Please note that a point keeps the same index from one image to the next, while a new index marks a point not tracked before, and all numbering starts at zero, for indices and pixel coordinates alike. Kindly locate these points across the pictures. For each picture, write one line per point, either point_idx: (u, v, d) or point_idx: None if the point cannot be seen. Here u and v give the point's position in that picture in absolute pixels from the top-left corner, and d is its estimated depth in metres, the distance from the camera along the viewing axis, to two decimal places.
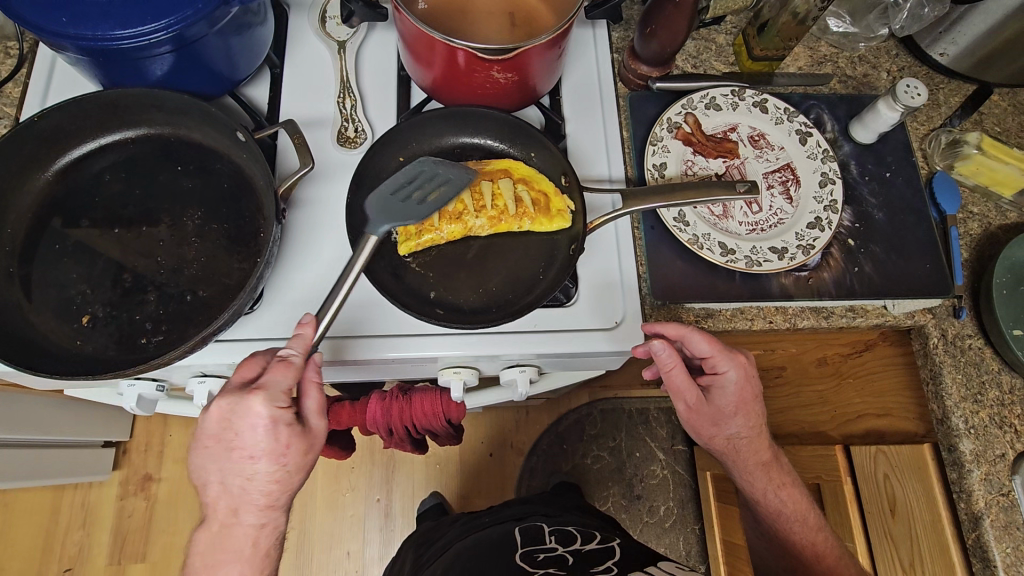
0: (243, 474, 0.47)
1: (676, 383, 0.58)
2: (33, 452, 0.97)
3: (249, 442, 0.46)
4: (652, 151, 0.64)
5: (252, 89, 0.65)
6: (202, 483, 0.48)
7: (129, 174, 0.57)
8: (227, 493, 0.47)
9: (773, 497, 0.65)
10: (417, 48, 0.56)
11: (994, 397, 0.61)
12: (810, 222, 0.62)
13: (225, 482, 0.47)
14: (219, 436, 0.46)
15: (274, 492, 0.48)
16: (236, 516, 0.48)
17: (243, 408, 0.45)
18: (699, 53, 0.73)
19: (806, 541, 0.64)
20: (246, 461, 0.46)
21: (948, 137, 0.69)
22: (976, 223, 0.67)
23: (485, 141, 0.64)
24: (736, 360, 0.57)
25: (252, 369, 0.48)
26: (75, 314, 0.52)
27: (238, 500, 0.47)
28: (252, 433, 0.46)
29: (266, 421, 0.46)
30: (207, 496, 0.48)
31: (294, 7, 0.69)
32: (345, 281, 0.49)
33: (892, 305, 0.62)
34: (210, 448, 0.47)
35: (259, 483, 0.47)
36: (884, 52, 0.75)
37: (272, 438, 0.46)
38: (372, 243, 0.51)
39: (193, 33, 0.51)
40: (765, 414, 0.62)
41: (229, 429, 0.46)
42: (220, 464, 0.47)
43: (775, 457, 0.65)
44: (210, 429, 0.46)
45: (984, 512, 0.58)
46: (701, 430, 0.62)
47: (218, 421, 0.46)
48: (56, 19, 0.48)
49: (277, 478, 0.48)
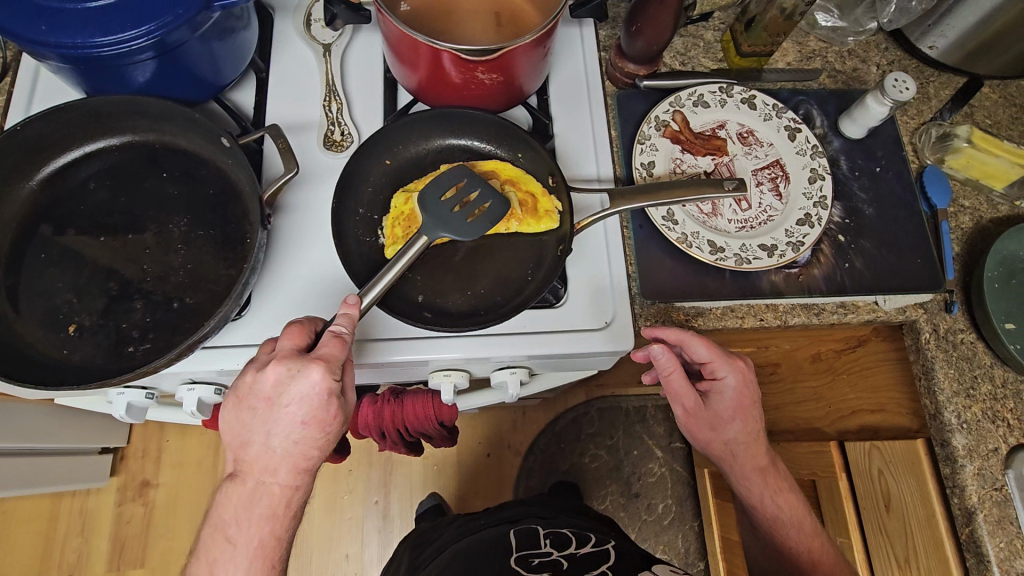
0: (291, 437, 0.47)
1: (676, 389, 0.58)
2: (28, 460, 0.97)
3: (301, 408, 0.46)
4: (640, 150, 0.64)
5: (237, 93, 0.65)
6: (242, 441, 0.48)
7: (114, 182, 0.57)
8: (270, 455, 0.47)
9: (770, 502, 0.65)
10: (401, 50, 0.55)
11: (987, 391, 0.61)
12: (800, 218, 0.62)
13: (269, 444, 0.47)
14: (271, 399, 0.46)
15: (315, 457, 0.49)
16: (274, 476, 0.48)
17: (301, 375, 0.46)
18: (687, 50, 0.73)
19: (804, 547, 0.64)
20: (295, 425, 0.47)
21: (937, 131, 0.69)
22: (968, 217, 0.67)
23: (471, 142, 0.64)
24: (734, 366, 0.57)
25: (299, 338, 0.49)
26: (62, 323, 0.52)
27: (280, 461, 0.48)
28: (306, 399, 0.46)
29: (321, 390, 0.46)
30: (247, 455, 0.48)
31: (279, 11, 0.68)
32: (389, 270, 0.51)
33: (883, 300, 0.62)
34: (258, 410, 0.47)
35: (304, 448, 0.48)
36: (873, 46, 0.74)
37: (325, 406, 0.47)
38: (423, 245, 0.53)
39: (175, 38, 0.51)
40: (762, 419, 0.62)
41: (284, 394, 0.46)
42: (268, 426, 0.47)
43: (773, 462, 0.64)
44: (262, 390, 0.46)
45: (977, 506, 0.58)
46: (698, 434, 0.62)
47: (272, 385, 0.46)
48: (35, 27, 0.48)
49: (318, 445, 0.48)
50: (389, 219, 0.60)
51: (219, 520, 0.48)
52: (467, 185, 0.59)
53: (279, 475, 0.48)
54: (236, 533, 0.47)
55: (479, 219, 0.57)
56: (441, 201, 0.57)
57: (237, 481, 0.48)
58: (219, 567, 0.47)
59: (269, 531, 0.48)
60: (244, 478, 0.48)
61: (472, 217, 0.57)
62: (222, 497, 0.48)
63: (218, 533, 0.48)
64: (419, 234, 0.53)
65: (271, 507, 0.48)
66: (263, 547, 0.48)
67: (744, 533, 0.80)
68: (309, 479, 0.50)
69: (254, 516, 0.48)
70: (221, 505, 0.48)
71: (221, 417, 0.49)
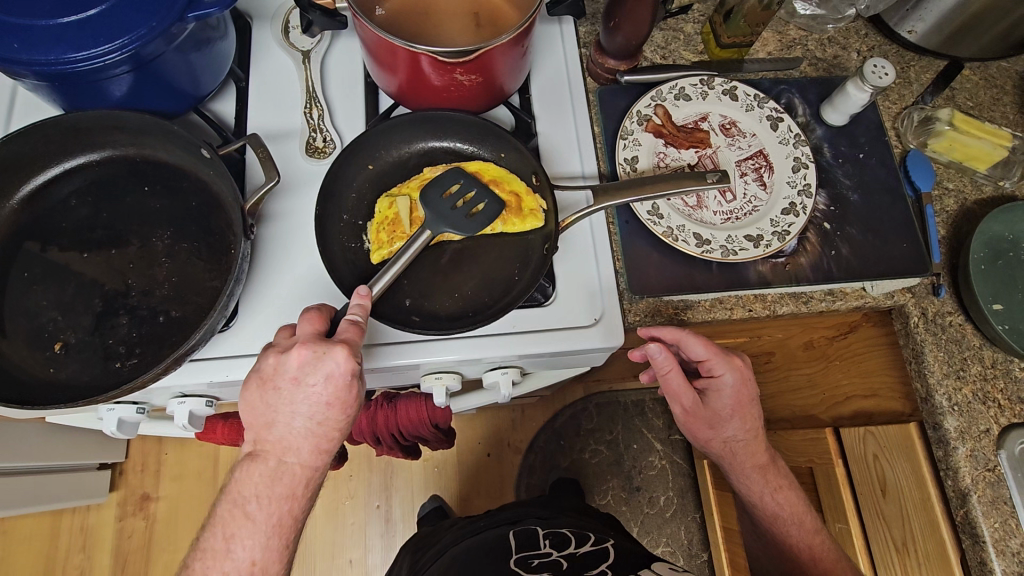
0: (314, 418, 0.47)
1: (673, 387, 0.58)
2: (26, 481, 0.96)
3: (326, 389, 0.46)
4: (624, 146, 0.64)
5: (217, 103, 0.65)
6: (265, 422, 0.48)
7: (96, 198, 0.57)
8: (293, 436, 0.48)
9: (770, 499, 0.65)
10: (380, 55, 0.55)
11: (977, 372, 0.61)
12: (785, 208, 0.62)
13: (292, 425, 0.47)
14: (297, 380, 0.46)
15: (336, 439, 0.49)
16: (296, 456, 0.48)
17: (327, 357, 0.46)
18: (667, 43, 0.73)
19: (805, 543, 0.64)
20: (320, 405, 0.47)
21: (920, 115, 0.69)
22: (952, 199, 0.67)
23: (454, 145, 0.64)
24: (732, 363, 0.58)
25: (319, 323, 0.49)
26: (47, 342, 0.52)
27: (302, 441, 0.48)
28: (332, 380, 0.46)
29: (345, 372, 0.46)
30: (268, 436, 0.48)
31: (256, 20, 0.68)
32: (395, 263, 0.53)
33: (872, 286, 0.63)
34: (283, 390, 0.46)
35: (327, 428, 0.48)
36: (853, 32, 0.74)
37: (349, 387, 0.47)
38: (427, 239, 0.55)
39: (150, 50, 0.51)
40: (761, 416, 0.62)
41: (311, 374, 0.46)
42: (293, 407, 0.47)
43: (772, 460, 0.65)
44: (290, 371, 0.46)
45: (970, 488, 0.58)
46: (698, 433, 0.63)
47: (299, 366, 0.46)
48: (7, 46, 0.47)
49: (341, 425, 0.49)
50: (374, 224, 0.60)
51: (220, 513, 0.48)
52: (466, 184, 0.60)
53: (298, 458, 0.48)
54: (237, 528, 0.47)
55: (479, 215, 0.58)
56: (443, 198, 0.59)
57: (249, 469, 0.48)
58: (236, 542, 0.47)
59: (285, 511, 0.48)
60: (262, 459, 0.48)
61: (472, 215, 0.59)
62: (213, 510, 0.48)
63: (226, 522, 0.47)
64: (424, 230, 0.56)
65: (291, 488, 0.48)
66: (273, 533, 0.48)
67: (749, 534, 0.80)
68: (326, 462, 0.50)
69: (257, 510, 0.47)
70: (232, 492, 0.48)
71: (242, 397, 0.48)
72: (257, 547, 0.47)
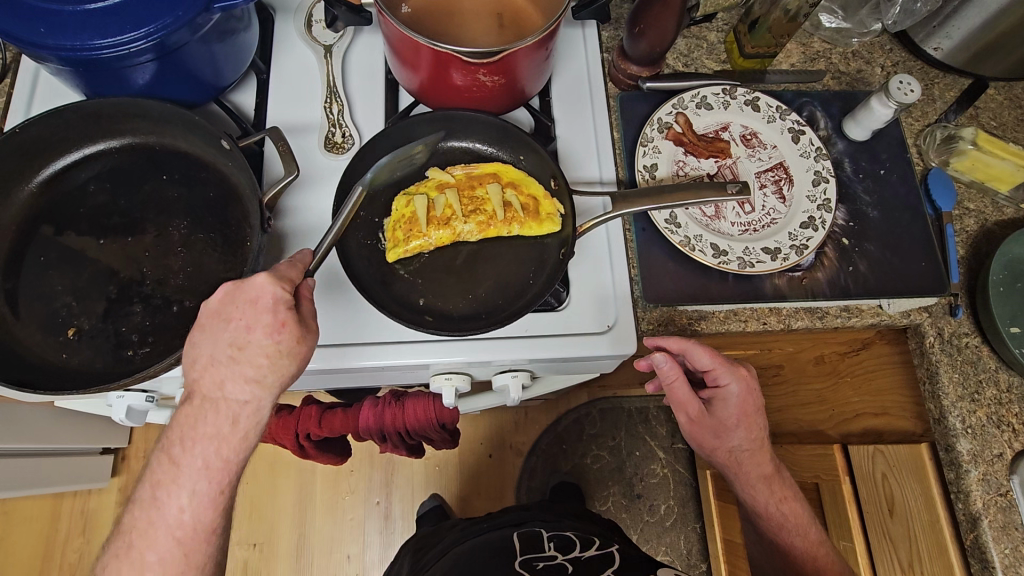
0: (237, 345, 0.44)
1: (679, 396, 0.59)
2: (30, 463, 0.97)
3: (250, 314, 0.44)
4: (643, 152, 0.63)
5: (237, 95, 0.65)
6: (189, 362, 0.45)
7: (114, 185, 0.57)
8: (215, 369, 0.44)
9: (775, 509, 0.64)
10: (403, 51, 0.55)
11: (992, 396, 0.60)
12: (803, 221, 0.61)
13: (214, 355, 0.44)
14: (219, 312, 0.45)
15: (265, 368, 0.45)
16: (221, 390, 0.44)
17: (247, 283, 0.45)
18: (690, 51, 0.72)
19: (806, 556, 0.62)
20: (243, 330, 0.44)
21: (943, 133, 0.69)
22: (973, 220, 0.66)
23: (474, 145, 0.64)
24: (737, 373, 0.57)
25: None
26: (61, 327, 0.52)
27: (226, 372, 0.44)
28: (254, 304, 0.44)
29: (266, 296, 0.44)
30: (192, 373, 0.45)
31: (280, 12, 0.68)
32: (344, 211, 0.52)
33: (888, 304, 0.62)
34: (207, 326, 0.45)
35: (254, 355, 0.44)
36: (877, 47, 0.74)
37: (273, 311, 0.44)
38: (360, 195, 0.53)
39: (176, 39, 0.51)
40: (767, 425, 0.62)
41: (234, 304, 0.45)
42: (215, 337, 0.44)
43: (777, 469, 0.64)
44: (212, 306, 0.45)
45: (982, 512, 0.57)
46: (704, 442, 0.63)
47: (220, 299, 0.45)
48: (34, 30, 0.47)
49: (268, 353, 0.45)
50: (391, 222, 0.60)
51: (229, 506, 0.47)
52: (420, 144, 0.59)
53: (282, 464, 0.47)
54: None
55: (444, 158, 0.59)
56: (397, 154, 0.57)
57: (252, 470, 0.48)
58: None
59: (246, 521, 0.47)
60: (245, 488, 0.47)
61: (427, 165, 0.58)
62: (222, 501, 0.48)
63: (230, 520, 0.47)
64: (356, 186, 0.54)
65: (215, 426, 0.44)
66: None
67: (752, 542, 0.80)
68: None
69: None
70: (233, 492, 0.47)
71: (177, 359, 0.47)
72: (189, 513, 0.44)
